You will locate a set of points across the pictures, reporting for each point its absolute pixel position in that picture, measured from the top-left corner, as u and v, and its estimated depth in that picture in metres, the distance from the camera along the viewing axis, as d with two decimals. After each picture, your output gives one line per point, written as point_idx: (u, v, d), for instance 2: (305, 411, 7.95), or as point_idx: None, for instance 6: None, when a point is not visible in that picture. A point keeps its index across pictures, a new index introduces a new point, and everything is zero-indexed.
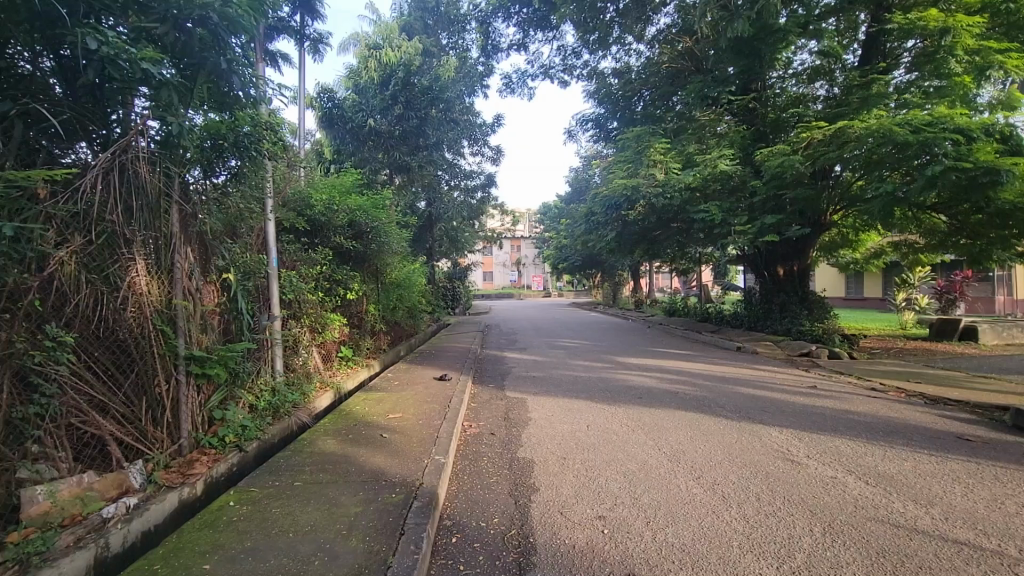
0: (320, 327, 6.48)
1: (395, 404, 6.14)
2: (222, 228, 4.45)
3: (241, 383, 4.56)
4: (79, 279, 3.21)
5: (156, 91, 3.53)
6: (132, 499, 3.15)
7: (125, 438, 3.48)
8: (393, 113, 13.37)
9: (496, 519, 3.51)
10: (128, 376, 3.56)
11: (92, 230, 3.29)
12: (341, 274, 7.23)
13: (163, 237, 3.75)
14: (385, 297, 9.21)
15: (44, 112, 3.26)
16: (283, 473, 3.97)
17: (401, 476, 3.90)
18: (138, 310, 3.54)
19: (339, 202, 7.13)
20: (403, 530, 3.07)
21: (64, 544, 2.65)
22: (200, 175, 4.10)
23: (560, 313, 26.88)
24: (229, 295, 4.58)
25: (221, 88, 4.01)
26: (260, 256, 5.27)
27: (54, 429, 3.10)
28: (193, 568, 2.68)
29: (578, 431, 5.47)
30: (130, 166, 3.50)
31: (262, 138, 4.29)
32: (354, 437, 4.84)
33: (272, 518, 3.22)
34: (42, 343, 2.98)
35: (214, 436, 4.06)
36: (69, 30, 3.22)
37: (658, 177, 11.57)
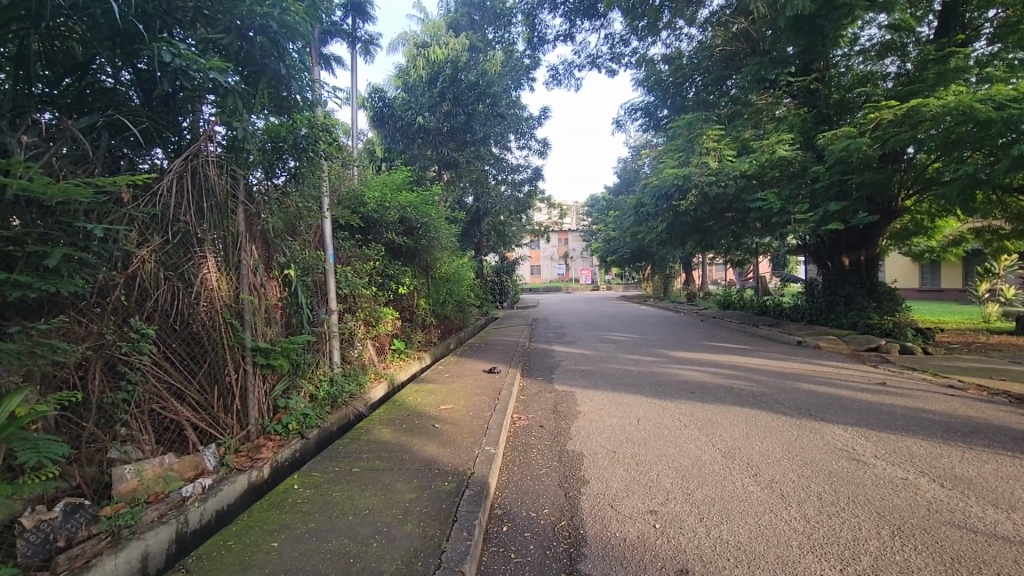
0: (374, 321, 6.72)
1: (446, 396, 6.26)
2: (283, 226, 4.68)
3: (302, 373, 4.80)
4: (158, 276, 3.47)
5: (223, 98, 3.76)
6: (207, 480, 3.40)
7: (199, 424, 3.73)
8: (441, 111, 13.63)
9: (547, 510, 3.53)
10: (202, 367, 3.82)
11: (169, 230, 3.55)
12: (393, 269, 7.46)
13: (231, 235, 4.00)
14: (434, 292, 9.39)
15: (125, 122, 3.53)
16: (342, 459, 4.15)
17: (453, 465, 4.01)
18: (209, 304, 3.79)
19: (390, 199, 7.32)
20: (456, 517, 3.15)
21: (150, 519, 2.91)
22: (262, 176, 4.34)
23: (607, 306, 26.49)
24: (290, 290, 4.82)
25: (281, 93, 4.18)
26: (318, 252, 5.48)
27: (139, 414, 3.37)
28: (263, 545, 2.87)
29: (628, 426, 5.40)
30: (201, 170, 3.75)
31: (318, 139, 4.52)
32: (408, 427, 4.99)
33: (333, 500, 3.40)
34: (128, 334, 3.26)
35: (279, 423, 4.30)
36: (146, 44, 3.47)
37: (711, 165, 11.24)
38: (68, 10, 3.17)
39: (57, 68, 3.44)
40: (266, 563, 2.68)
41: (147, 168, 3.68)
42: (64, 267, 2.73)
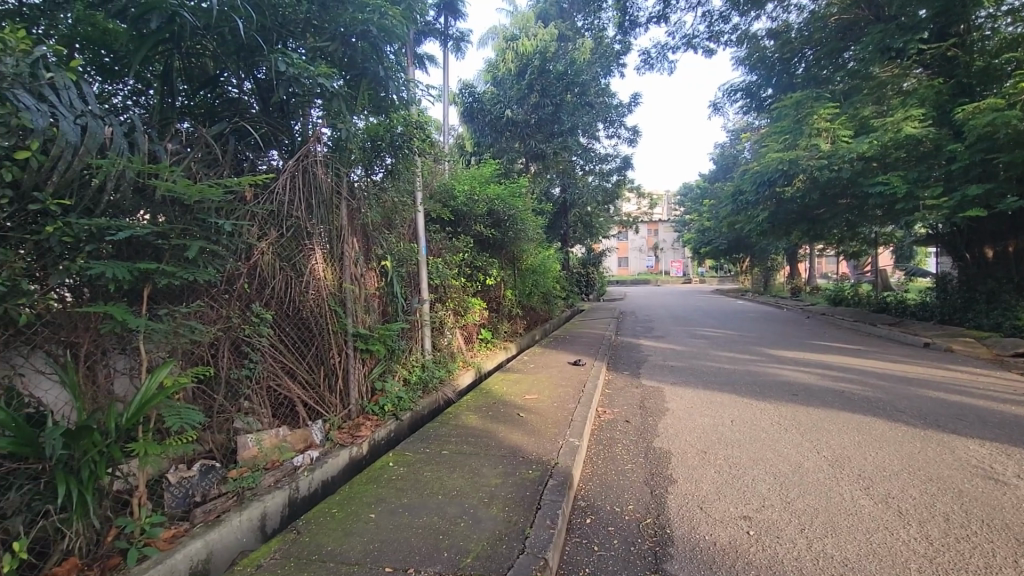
0: (463, 311, 6.96)
1: (531, 386, 6.34)
2: (380, 220, 4.98)
3: (396, 358, 5.10)
4: (275, 266, 3.83)
5: (329, 102, 4.07)
6: (315, 452, 3.73)
7: (308, 400, 4.10)
8: (528, 103, 13.69)
9: (631, 506, 3.48)
10: (310, 349, 4.18)
11: (284, 225, 3.90)
12: (481, 261, 7.66)
13: (335, 229, 4.32)
14: (520, 283, 9.50)
15: (247, 128, 3.93)
16: (432, 441, 4.37)
17: (538, 454, 4.07)
18: (317, 293, 4.14)
19: (479, 192, 7.51)
20: (540, 505, 3.20)
21: (267, 484, 3.25)
22: (362, 173, 4.64)
23: (713, 305, 22.34)
24: (387, 280, 5.14)
25: (379, 93, 4.54)
26: (412, 244, 5.75)
27: (259, 389, 3.77)
28: (363, 515, 3.11)
29: (720, 426, 5.15)
30: (310, 169, 4.08)
31: (412, 136, 4.76)
32: (494, 414, 5.14)
33: (424, 479, 3.60)
34: (251, 318, 3.64)
35: (376, 404, 4.61)
36: (264, 56, 3.84)
37: (822, 148, 10.31)
38: (202, 29, 3.59)
39: (193, 82, 3.92)
40: (365, 532, 2.90)
41: (265, 167, 4.07)
42: (200, 258, 3.09)
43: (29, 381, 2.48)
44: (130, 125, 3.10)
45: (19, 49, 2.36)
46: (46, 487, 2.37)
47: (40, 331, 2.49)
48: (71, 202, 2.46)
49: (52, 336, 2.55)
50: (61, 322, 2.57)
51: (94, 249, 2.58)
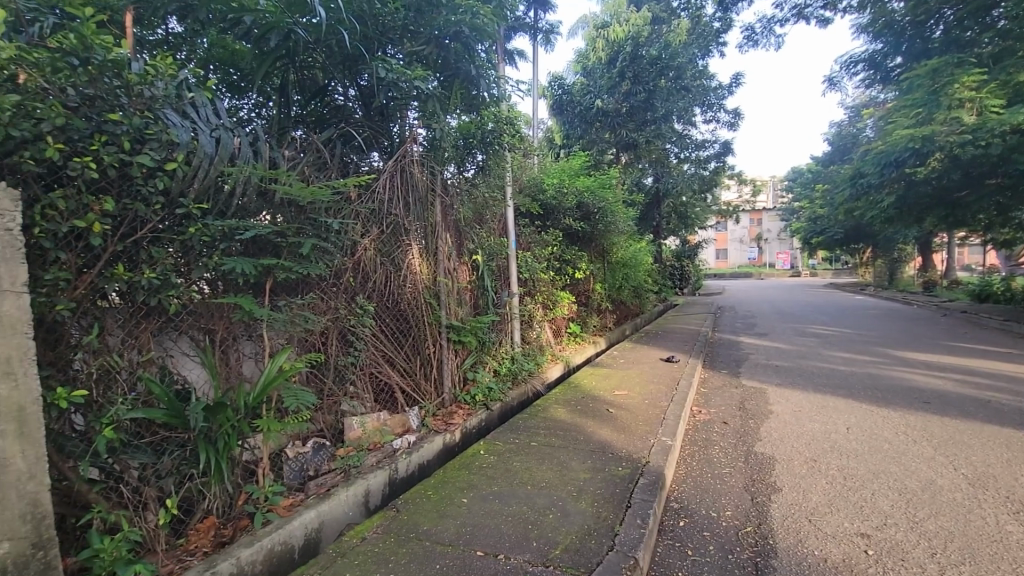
0: (551, 304, 6.98)
1: (621, 382, 6.22)
2: (472, 215, 5.13)
3: (487, 350, 5.24)
4: (376, 261, 4.07)
5: (425, 103, 4.26)
6: (412, 437, 3.96)
7: (406, 387, 4.34)
8: (620, 92, 13.30)
9: (729, 512, 3.30)
10: (408, 339, 4.42)
11: (384, 221, 4.13)
12: (570, 254, 7.61)
13: (430, 226, 4.52)
14: (611, 276, 9.31)
15: (352, 132, 4.20)
16: (522, 432, 4.45)
17: (628, 451, 3.98)
18: (414, 286, 4.36)
19: (568, 184, 7.46)
20: (630, 503, 3.14)
21: (370, 464, 3.50)
22: (455, 170, 4.80)
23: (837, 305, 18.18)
24: (478, 274, 5.28)
25: (472, 92, 4.72)
26: (501, 239, 5.84)
27: (363, 376, 4.04)
28: (456, 499, 3.24)
29: (833, 433, 4.71)
30: (408, 169, 4.29)
31: (502, 132, 4.85)
32: (583, 409, 5.11)
33: (513, 469, 3.68)
34: (356, 309, 3.90)
35: (468, 393, 4.78)
36: (366, 63, 4.10)
37: (965, 121, 8.96)
38: (313, 44, 3.91)
39: (306, 92, 4.27)
40: (458, 515, 3.03)
41: (367, 168, 4.30)
42: (312, 254, 3.37)
43: (177, 362, 2.84)
44: (255, 136, 3.43)
45: (167, 74, 2.69)
46: (191, 453, 2.73)
47: (185, 319, 2.84)
48: (209, 206, 2.79)
49: (195, 323, 2.91)
50: (201, 311, 2.92)
51: (226, 247, 2.90)
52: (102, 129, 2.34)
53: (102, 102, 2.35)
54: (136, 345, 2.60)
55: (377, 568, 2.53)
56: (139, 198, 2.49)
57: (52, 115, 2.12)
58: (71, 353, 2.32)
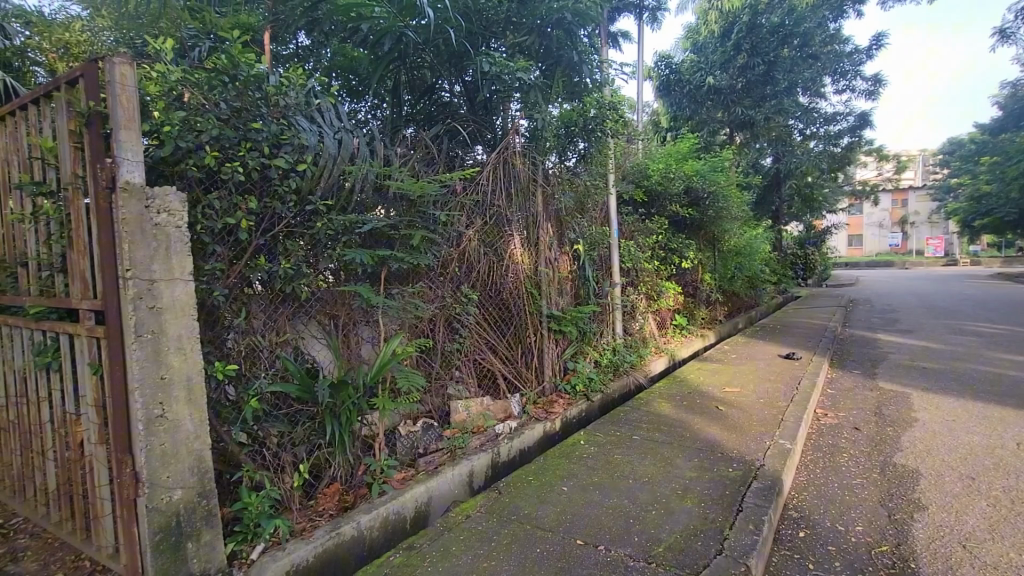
0: (655, 295, 6.74)
1: (732, 378, 5.83)
2: (574, 205, 5.10)
3: (587, 340, 5.19)
4: (480, 251, 4.19)
5: (527, 94, 4.37)
6: (514, 423, 4.05)
7: (508, 374, 4.45)
8: (735, 66, 12.28)
9: (860, 527, 2.98)
10: (510, 327, 4.52)
11: (487, 213, 4.24)
12: (677, 242, 7.26)
13: (532, 216, 4.57)
14: (722, 265, 8.73)
15: (458, 127, 4.33)
16: (623, 425, 4.36)
17: (740, 452, 3.74)
18: (516, 275, 4.44)
19: (675, 168, 7.11)
20: (741, 507, 2.95)
21: (475, 446, 3.65)
22: (556, 160, 4.79)
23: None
24: (579, 264, 5.24)
25: (574, 79, 4.73)
26: (603, 228, 5.71)
27: (467, 362, 4.19)
28: (555, 486, 3.28)
29: (996, 447, 4.04)
30: (511, 160, 4.34)
31: (605, 118, 4.75)
32: (690, 405, 4.88)
33: (615, 461, 3.62)
34: (461, 298, 4.05)
35: (568, 383, 4.78)
36: (471, 59, 4.27)
37: None
38: (422, 44, 4.16)
39: (415, 91, 4.51)
40: (558, 502, 3.06)
41: (472, 162, 4.33)
42: (421, 245, 3.58)
43: (307, 343, 3.16)
44: (371, 136, 3.66)
45: (298, 84, 2.99)
46: (319, 425, 3.04)
47: (314, 304, 3.15)
48: (332, 202, 3.06)
49: (321, 309, 3.21)
50: (326, 297, 3.22)
51: (347, 239, 3.17)
52: (247, 137, 2.65)
53: (248, 112, 2.66)
54: (275, 327, 2.94)
55: (481, 545, 2.65)
56: (276, 196, 2.79)
57: (210, 127, 2.45)
58: (225, 332, 2.69)
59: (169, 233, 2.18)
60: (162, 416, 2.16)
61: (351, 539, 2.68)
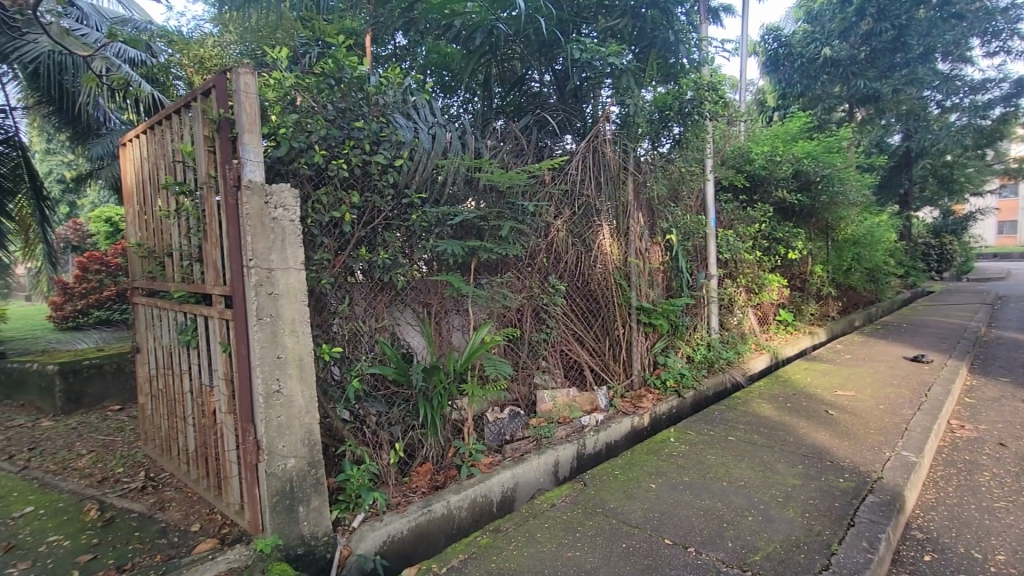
0: (756, 288, 6.29)
1: (846, 381, 5.30)
2: (667, 192, 4.87)
3: (680, 334, 4.97)
4: (568, 242, 4.15)
5: (619, 79, 4.24)
6: (600, 416, 4.00)
7: (595, 366, 4.39)
8: (857, 34, 10.96)
9: (1002, 557, 2.59)
10: (597, 319, 4.45)
11: (576, 203, 4.18)
12: (782, 231, 6.69)
13: (622, 205, 4.45)
14: (835, 257, 7.92)
15: (547, 116, 4.31)
16: (718, 424, 4.14)
17: (853, 462, 3.40)
18: (604, 266, 4.36)
19: (782, 151, 6.55)
20: (853, 521, 2.69)
21: (560, 436, 3.67)
22: (649, 146, 4.60)
23: None
24: (672, 255, 5.02)
25: (668, 60, 4.58)
26: (699, 217, 5.41)
27: (554, 352, 4.18)
28: (643, 482, 3.20)
29: None
30: (600, 148, 4.25)
31: (703, 100, 4.49)
32: (793, 407, 4.52)
33: (707, 462, 3.46)
34: (548, 288, 4.05)
35: (658, 377, 4.62)
36: (561, 47, 4.25)
37: None
38: (513, 36, 4.21)
39: (505, 83, 4.58)
40: (646, 499, 2.99)
41: (561, 152, 4.26)
42: (510, 236, 3.64)
43: (403, 330, 3.33)
44: (462, 130, 3.74)
45: (396, 83, 3.15)
46: (413, 407, 3.21)
47: (408, 292, 3.32)
48: (426, 195, 3.19)
49: (415, 297, 3.37)
50: (420, 287, 3.38)
51: (439, 231, 3.30)
52: (351, 136, 2.83)
53: (351, 112, 2.86)
54: (374, 314, 3.13)
55: (565, 535, 2.65)
56: (376, 191, 2.98)
57: (318, 128, 2.66)
58: (331, 318, 2.92)
59: (285, 226, 2.41)
60: (279, 391, 2.40)
61: (440, 517, 2.82)
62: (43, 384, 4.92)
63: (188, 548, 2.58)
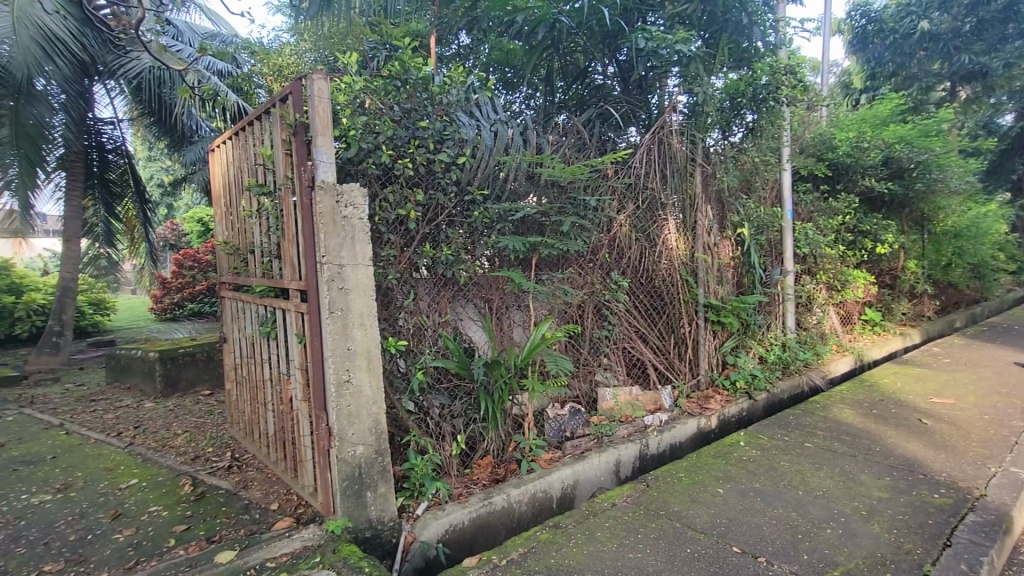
0: (838, 285, 5.85)
1: (943, 388, 4.82)
2: (739, 184, 4.64)
3: (752, 333, 4.70)
4: (631, 237, 4.05)
5: (687, 67, 4.08)
6: (664, 416, 3.88)
7: (659, 365, 4.26)
8: (961, 3, 9.74)
9: None
10: (662, 316, 4.31)
11: (640, 196, 4.07)
12: (869, 223, 6.17)
13: (689, 198, 4.29)
14: (932, 251, 7.21)
15: (610, 109, 4.21)
16: (793, 430, 3.90)
17: (950, 477, 3.09)
18: (669, 262, 4.22)
19: (870, 136, 6.03)
20: (949, 541, 2.44)
21: (622, 435, 3.60)
22: (719, 136, 4.38)
23: None
24: (744, 250, 4.76)
25: (741, 44, 4.35)
26: (774, 209, 5.11)
27: (616, 350, 4.09)
28: (709, 487, 3.07)
29: None
30: (666, 140, 4.11)
31: (780, 84, 4.22)
32: (881, 414, 4.16)
33: (780, 468, 3.27)
34: (611, 285, 3.97)
35: (727, 378, 4.42)
36: (626, 36, 4.15)
37: None
38: (576, 28, 4.15)
39: (568, 77, 4.52)
40: (712, 504, 2.87)
41: (625, 145, 4.15)
42: (572, 231, 3.61)
43: (465, 324, 3.39)
44: (524, 126, 3.73)
45: (459, 82, 3.19)
46: (475, 401, 3.27)
47: (471, 288, 3.37)
48: (488, 191, 3.23)
49: (477, 293, 3.42)
50: (482, 283, 3.42)
51: (501, 227, 3.33)
52: (415, 136, 2.91)
53: (416, 112, 2.94)
54: (438, 309, 3.21)
55: (626, 536, 2.60)
56: (439, 188, 3.05)
57: (385, 129, 2.76)
58: (397, 312, 3.02)
59: (355, 224, 2.52)
60: (349, 381, 2.52)
61: (501, 510, 2.86)
62: (146, 369, 5.46)
63: (268, 524, 2.78)
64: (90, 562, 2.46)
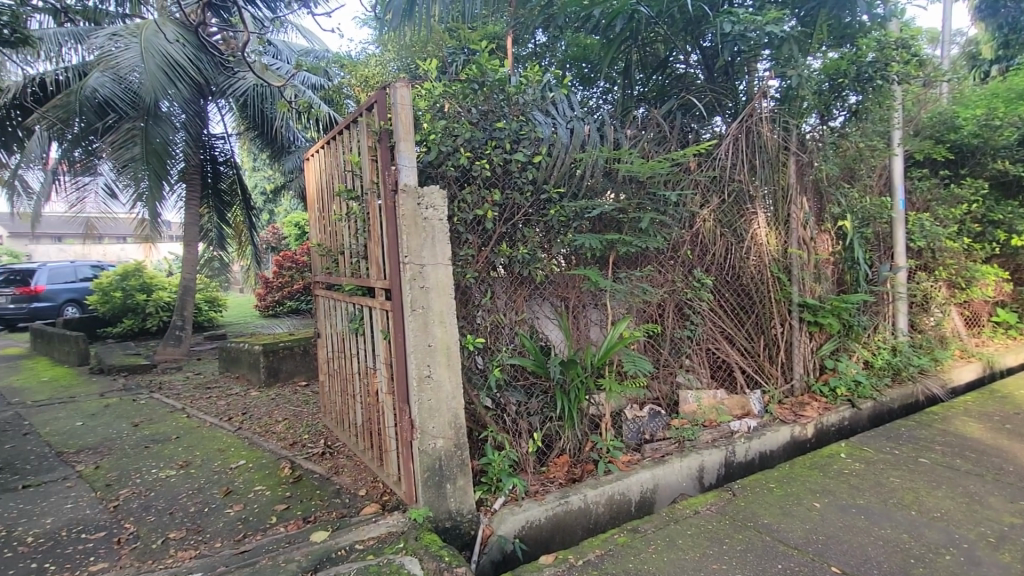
0: (962, 282, 5.19)
1: None
2: (840, 172, 4.25)
3: (856, 336, 4.30)
4: (716, 233, 3.85)
5: (779, 49, 3.82)
6: (753, 422, 3.66)
7: (748, 368, 4.00)
8: None
9: None
10: (751, 316, 4.05)
11: (726, 189, 3.85)
12: (1002, 211, 5.38)
13: (781, 190, 4.00)
14: None
15: (692, 99, 3.97)
16: (905, 443, 3.51)
17: None
18: (759, 258, 3.96)
19: (1002, 113, 5.25)
20: None
21: (706, 440, 3.43)
22: (817, 121, 4.05)
23: None
24: (846, 245, 4.35)
25: (842, 20, 4.02)
26: (883, 198, 4.63)
27: (700, 351, 3.89)
28: (804, 500, 2.85)
29: None
30: (755, 128, 3.86)
31: (889, 61, 3.81)
32: (1016, 430, 3.64)
33: (889, 485, 2.96)
34: (693, 283, 3.79)
35: (825, 384, 4.09)
36: (710, 22, 3.93)
37: None
38: (656, 17, 4.00)
39: (647, 69, 4.37)
40: (807, 519, 2.66)
41: (709, 136, 3.93)
42: (651, 228, 3.51)
43: (541, 322, 3.38)
44: (602, 121, 3.66)
45: (535, 80, 3.16)
46: (551, 399, 3.26)
47: (547, 287, 3.37)
48: (565, 189, 3.22)
49: (554, 291, 3.40)
50: (559, 281, 3.40)
51: (577, 225, 3.30)
52: (493, 137, 2.95)
53: (493, 113, 2.98)
54: (514, 307, 3.24)
55: (710, 545, 2.48)
56: (516, 188, 3.08)
57: (464, 131, 2.83)
58: (475, 310, 3.08)
59: (435, 225, 2.61)
60: (430, 376, 2.62)
61: (578, 510, 2.84)
62: (252, 361, 6.02)
63: (357, 509, 2.95)
64: (206, 532, 2.75)
